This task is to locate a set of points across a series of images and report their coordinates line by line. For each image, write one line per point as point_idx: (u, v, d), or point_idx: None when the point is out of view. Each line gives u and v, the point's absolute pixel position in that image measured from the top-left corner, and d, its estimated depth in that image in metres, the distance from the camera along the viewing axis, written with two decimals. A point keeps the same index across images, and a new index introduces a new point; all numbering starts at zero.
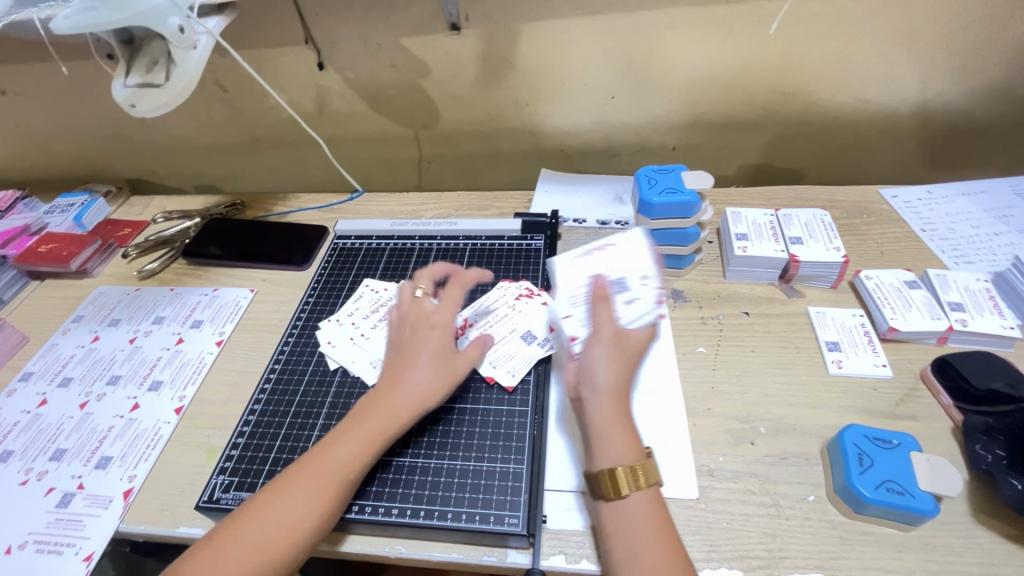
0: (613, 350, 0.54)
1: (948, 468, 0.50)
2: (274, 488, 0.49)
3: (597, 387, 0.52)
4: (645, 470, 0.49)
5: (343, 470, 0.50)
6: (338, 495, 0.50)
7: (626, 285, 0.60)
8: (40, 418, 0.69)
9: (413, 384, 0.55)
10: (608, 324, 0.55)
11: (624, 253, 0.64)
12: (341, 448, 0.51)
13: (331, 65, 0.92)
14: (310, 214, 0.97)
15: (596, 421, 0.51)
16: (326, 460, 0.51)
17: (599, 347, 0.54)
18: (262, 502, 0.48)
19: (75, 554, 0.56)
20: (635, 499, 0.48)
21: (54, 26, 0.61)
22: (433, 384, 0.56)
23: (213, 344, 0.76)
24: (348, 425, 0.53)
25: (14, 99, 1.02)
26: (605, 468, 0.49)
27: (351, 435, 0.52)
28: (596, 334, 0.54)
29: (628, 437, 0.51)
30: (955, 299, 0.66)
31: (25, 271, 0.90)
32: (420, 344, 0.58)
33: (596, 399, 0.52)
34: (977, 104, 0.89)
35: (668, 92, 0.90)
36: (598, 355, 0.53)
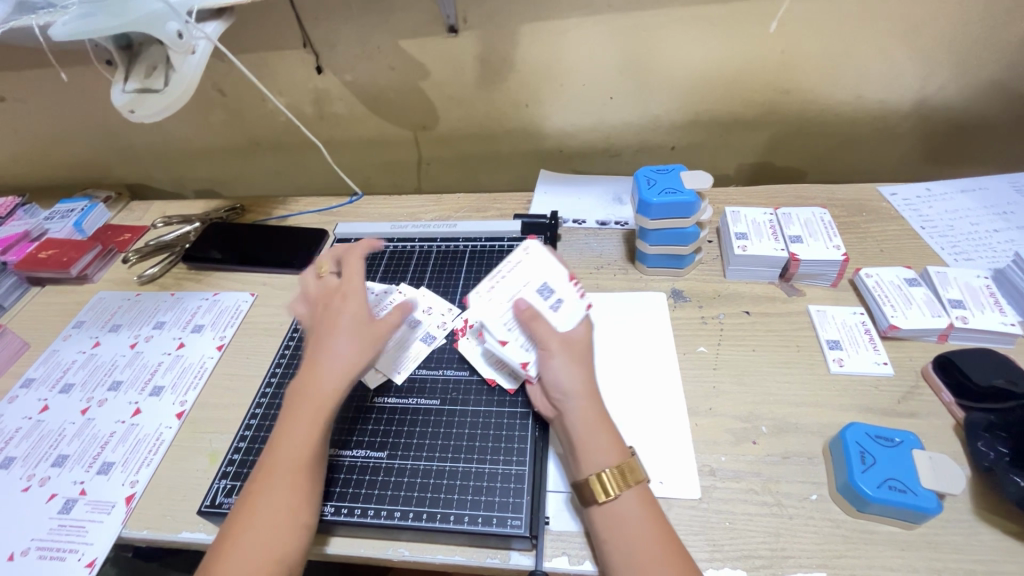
0: (569, 354, 0.56)
1: (951, 466, 0.50)
2: (243, 510, 0.48)
3: (570, 393, 0.54)
4: (632, 468, 0.50)
5: (298, 460, 0.51)
6: (301, 484, 0.50)
7: (551, 292, 0.60)
8: (42, 424, 0.69)
9: (342, 354, 0.55)
10: (553, 335, 0.56)
11: (534, 263, 0.63)
12: (288, 440, 0.52)
13: (329, 68, 0.92)
14: (310, 218, 0.97)
15: (579, 428, 0.52)
16: (276, 458, 0.51)
17: (554, 357, 0.55)
18: (235, 523, 0.48)
19: (78, 560, 0.56)
20: (626, 499, 0.49)
21: (55, 33, 0.61)
22: (360, 346, 0.56)
23: (214, 348, 0.76)
24: (286, 418, 0.53)
25: (13, 105, 1.02)
26: (592, 474, 0.50)
27: (289, 430, 0.52)
28: (546, 348, 0.56)
29: (608, 437, 0.52)
30: (956, 297, 0.66)
31: (26, 277, 0.90)
32: (337, 317, 0.58)
33: (573, 405, 0.53)
34: (976, 101, 0.89)
35: (666, 92, 0.90)
36: (555, 365, 0.55)
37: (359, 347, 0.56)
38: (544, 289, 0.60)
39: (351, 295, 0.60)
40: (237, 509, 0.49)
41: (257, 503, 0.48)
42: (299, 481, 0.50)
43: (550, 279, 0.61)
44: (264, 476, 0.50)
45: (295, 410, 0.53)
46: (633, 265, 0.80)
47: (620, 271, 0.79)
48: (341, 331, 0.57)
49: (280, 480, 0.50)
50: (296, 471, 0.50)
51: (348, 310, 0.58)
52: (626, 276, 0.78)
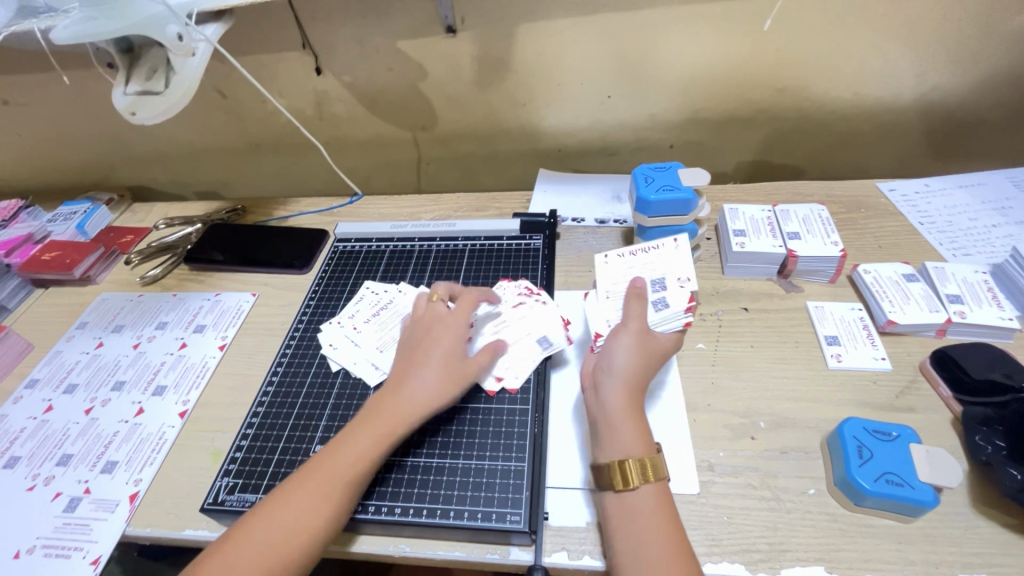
0: (637, 341, 0.57)
1: (948, 460, 0.50)
2: (278, 493, 0.50)
3: (615, 372, 0.55)
4: (654, 464, 0.50)
5: (352, 474, 0.51)
6: (343, 499, 0.50)
7: (664, 285, 0.61)
8: (46, 424, 0.70)
9: (413, 386, 0.56)
10: (638, 319, 0.57)
11: (665, 257, 0.64)
12: (351, 448, 0.53)
13: (329, 69, 0.92)
14: (311, 218, 0.98)
15: (610, 407, 0.54)
16: (332, 466, 0.51)
17: (625, 335, 0.56)
18: (266, 508, 0.49)
19: (82, 558, 0.56)
20: (642, 492, 0.49)
21: (56, 36, 0.62)
22: (440, 387, 0.57)
23: (216, 348, 0.76)
24: (359, 424, 0.54)
25: (16, 109, 1.03)
26: (613, 459, 0.51)
27: (356, 440, 0.53)
28: (624, 325, 0.57)
29: (637, 430, 0.53)
30: (953, 292, 0.66)
31: (30, 279, 0.91)
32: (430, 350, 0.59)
33: (612, 383, 0.55)
34: (974, 96, 0.89)
35: (664, 90, 0.91)
36: (622, 342, 0.56)
37: (437, 386, 0.57)
38: (658, 284, 0.62)
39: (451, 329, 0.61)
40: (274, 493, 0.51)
41: (293, 499, 0.49)
42: (342, 496, 0.50)
43: (672, 274, 0.62)
44: (309, 475, 0.51)
45: (370, 425, 0.54)
46: None
47: None
48: (426, 366, 0.58)
49: (326, 488, 0.50)
50: (343, 484, 0.51)
51: (439, 350, 0.59)
52: None
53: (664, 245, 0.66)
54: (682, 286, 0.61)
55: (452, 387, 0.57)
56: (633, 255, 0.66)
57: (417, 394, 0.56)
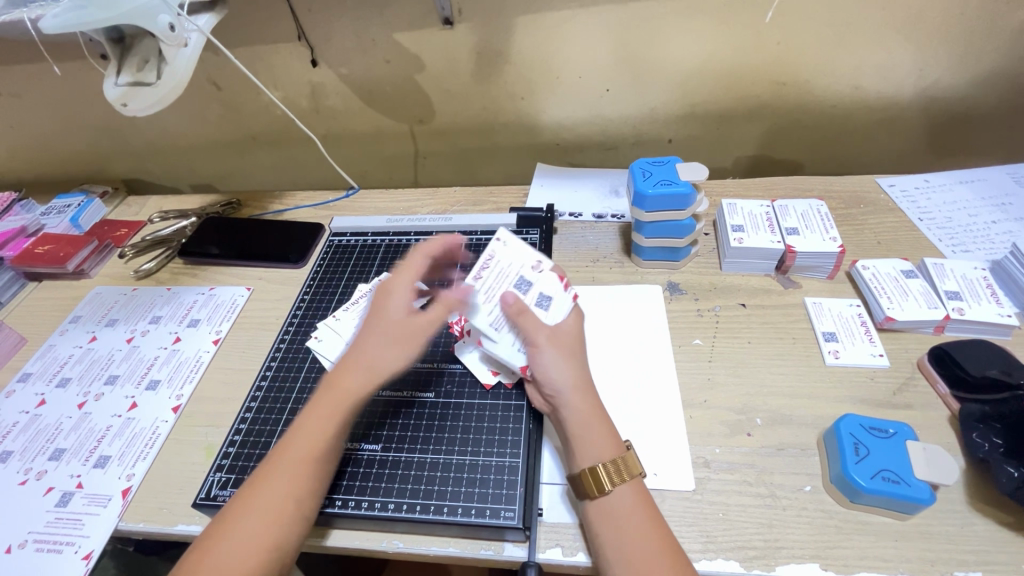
0: (557, 350, 0.56)
1: (945, 457, 0.50)
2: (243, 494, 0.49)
3: (562, 392, 0.54)
4: (626, 463, 0.50)
5: (308, 452, 0.51)
6: (312, 477, 0.50)
7: (527, 283, 0.61)
8: (39, 419, 0.69)
9: (377, 353, 0.55)
10: (541, 329, 0.56)
11: (511, 251, 0.64)
12: (308, 429, 0.52)
13: (324, 61, 0.91)
14: (306, 212, 0.97)
15: (571, 421, 0.53)
16: (293, 447, 0.51)
17: (543, 353, 0.55)
18: (242, 500, 0.48)
19: (74, 553, 0.56)
20: (620, 492, 0.49)
21: (45, 25, 0.60)
22: (399, 351, 0.55)
23: (210, 342, 0.76)
24: (310, 405, 0.53)
25: (9, 100, 1.02)
26: (585, 466, 0.50)
27: (309, 420, 0.52)
28: (534, 343, 0.56)
29: (603, 431, 0.52)
30: (952, 288, 0.65)
31: (23, 273, 0.90)
32: (386, 315, 0.57)
33: (567, 401, 0.53)
34: (976, 91, 0.88)
35: (663, 83, 0.90)
36: (545, 362, 0.55)
37: (387, 350, 0.54)
38: (522, 282, 0.61)
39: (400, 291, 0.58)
40: (246, 484, 0.50)
41: (262, 486, 0.49)
42: (308, 475, 0.50)
43: (525, 267, 0.62)
44: (276, 462, 0.50)
45: (323, 403, 0.53)
46: (629, 257, 0.79)
47: (616, 263, 0.79)
48: (378, 332, 0.56)
49: (292, 471, 0.50)
50: (306, 463, 0.50)
51: (392, 311, 0.57)
52: (622, 269, 0.78)
53: (494, 249, 0.63)
54: (541, 271, 0.62)
55: (410, 348, 0.55)
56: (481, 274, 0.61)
57: (367, 356, 0.54)
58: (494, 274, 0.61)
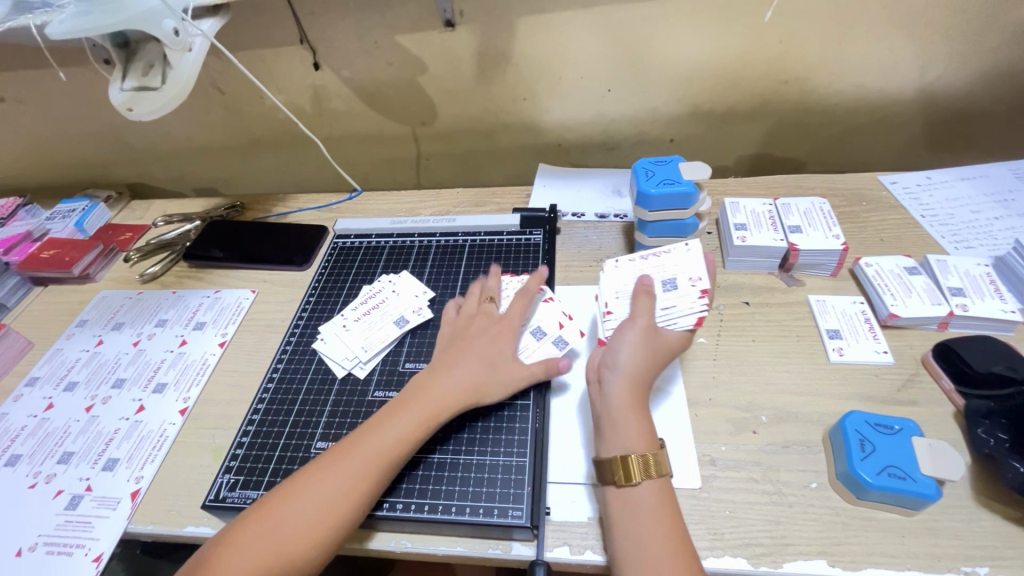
0: (642, 339, 0.56)
1: (950, 453, 0.50)
2: (320, 468, 0.52)
3: (620, 371, 0.55)
4: (656, 461, 0.50)
5: (392, 452, 0.53)
6: (380, 477, 0.52)
7: (676, 284, 0.60)
8: (47, 422, 0.69)
9: (473, 384, 0.58)
10: (645, 314, 0.57)
11: (398, 288, 0.75)
12: (394, 429, 0.54)
13: (327, 64, 0.92)
14: (310, 215, 0.98)
15: (614, 402, 0.54)
16: (375, 440, 0.53)
17: (630, 330, 0.56)
18: (309, 479, 0.51)
19: (84, 555, 0.56)
20: (645, 487, 0.49)
21: (50, 32, 0.60)
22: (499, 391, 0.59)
23: (216, 345, 0.76)
24: (404, 405, 0.56)
25: (14, 106, 1.03)
26: (617, 454, 0.51)
27: (400, 421, 0.55)
28: (630, 319, 0.57)
29: (642, 425, 0.53)
30: (956, 284, 0.66)
31: (29, 277, 0.91)
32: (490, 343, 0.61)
33: (614, 381, 0.54)
34: (977, 88, 0.88)
35: (664, 83, 0.90)
36: (627, 338, 0.56)
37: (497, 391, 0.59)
38: (400, 320, 0.71)
39: (502, 334, 0.62)
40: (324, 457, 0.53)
41: (337, 470, 0.51)
42: (386, 471, 0.52)
43: (683, 275, 0.61)
44: (350, 450, 0.53)
45: (411, 408, 0.56)
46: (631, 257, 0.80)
47: None
48: (460, 362, 0.59)
49: (373, 462, 0.52)
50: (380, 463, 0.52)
51: (501, 354, 0.60)
52: None
53: (673, 249, 0.64)
54: (694, 285, 0.60)
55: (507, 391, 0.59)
56: (366, 314, 0.72)
57: (469, 380, 0.58)
58: (655, 264, 0.63)
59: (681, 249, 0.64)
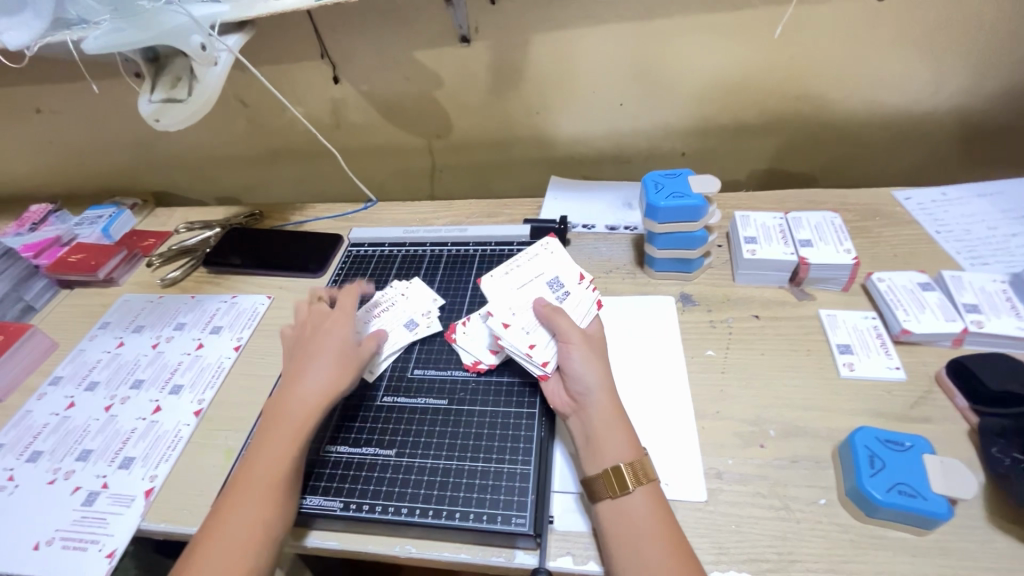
0: (588, 348, 0.58)
1: (963, 471, 0.49)
2: (214, 523, 0.51)
3: (591, 387, 0.55)
4: (643, 467, 0.51)
5: (272, 473, 0.53)
6: (272, 502, 0.52)
7: (566, 290, 0.64)
8: (68, 420, 0.72)
9: (313, 375, 0.58)
10: (573, 329, 0.59)
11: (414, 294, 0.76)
12: (269, 452, 0.54)
13: (345, 78, 0.95)
14: (325, 223, 1.00)
15: (596, 421, 0.54)
16: (254, 472, 0.53)
17: (575, 350, 0.57)
18: (212, 531, 0.50)
19: (98, 551, 0.58)
20: (637, 496, 0.49)
21: (86, 47, 0.65)
22: (341, 371, 0.60)
23: (231, 348, 0.78)
24: (265, 431, 0.56)
25: (49, 117, 1.07)
26: (607, 467, 0.51)
27: (270, 443, 0.55)
28: (566, 340, 0.58)
29: (626, 435, 0.53)
30: (970, 301, 0.65)
31: (56, 280, 0.94)
32: (310, 333, 0.63)
33: (595, 400, 0.55)
34: (996, 104, 0.87)
35: (676, 97, 0.91)
36: (577, 357, 0.57)
37: (338, 370, 0.60)
38: (409, 323, 0.72)
39: (319, 319, 0.64)
40: (215, 511, 0.52)
41: (228, 514, 0.51)
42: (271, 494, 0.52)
43: (565, 275, 0.66)
44: (241, 489, 0.52)
45: (275, 429, 0.55)
46: (641, 269, 0.80)
47: (628, 274, 0.79)
48: (319, 360, 0.60)
49: (256, 494, 0.52)
50: (270, 483, 0.52)
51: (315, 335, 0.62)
52: (635, 280, 0.78)
53: (539, 253, 0.69)
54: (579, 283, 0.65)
55: (347, 370, 0.60)
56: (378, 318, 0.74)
57: (310, 376, 0.58)
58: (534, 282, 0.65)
59: (545, 253, 0.69)
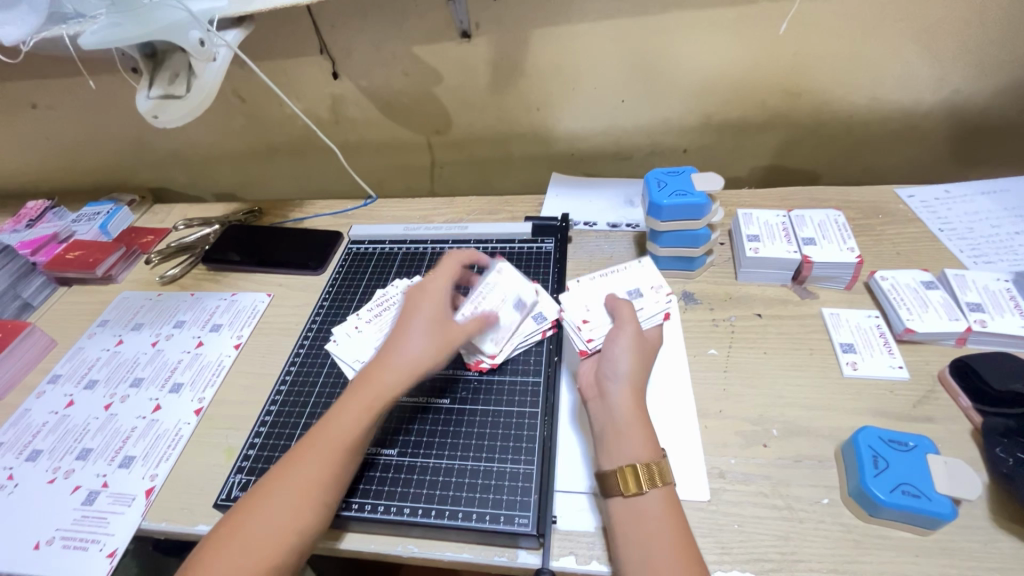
0: (634, 343, 0.60)
1: (967, 471, 0.49)
2: (270, 479, 0.50)
3: (617, 377, 0.57)
4: (661, 470, 0.50)
5: (342, 442, 0.52)
6: (332, 471, 0.51)
7: (639, 292, 0.67)
8: (67, 419, 0.71)
9: (406, 351, 0.57)
10: (634, 322, 0.62)
11: None
12: (342, 418, 0.53)
13: (345, 74, 0.94)
14: (325, 220, 0.99)
15: (618, 411, 0.55)
16: (328, 434, 0.53)
17: (622, 337, 0.60)
18: (265, 486, 0.50)
19: (99, 550, 0.58)
20: (652, 496, 0.49)
21: (82, 42, 0.64)
22: (431, 350, 0.57)
23: (231, 346, 0.78)
24: (346, 396, 0.55)
25: (45, 112, 1.06)
26: (622, 464, 0.51)
27: (345, 409, 0.54)
28: (620, 327, 0.61)
29: (645, 436, 0.53)
30: (974, 300, 0.64)
31: (54, 277, 0.93)
32: (424, 307, 0.60)
33: (618, 390, 0.56)
34: (1000, 101, 0.87)
35: (678, 94, 0.90)
36: (620, 345, 0.59)
37: (430, 347, 0.57)
38: None
39: (430, 297, 0.62)
40: (276, 467, 0.52)
41: (286, 473, 0.50)
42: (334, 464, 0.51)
43: (645, 285, 0.68)
44: (308, 447, 0.52)
45: (359, 393, 0.55)
46: None
47: None
48: (415, 328, 0.59)
49: (321, 457, 0.51)
50: (337, 453, 0.52)
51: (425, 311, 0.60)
52: None
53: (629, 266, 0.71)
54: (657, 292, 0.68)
55: (441, 350, 0.57)
56: (379, 315, 0.74)
57: (401, 351, 0.57)
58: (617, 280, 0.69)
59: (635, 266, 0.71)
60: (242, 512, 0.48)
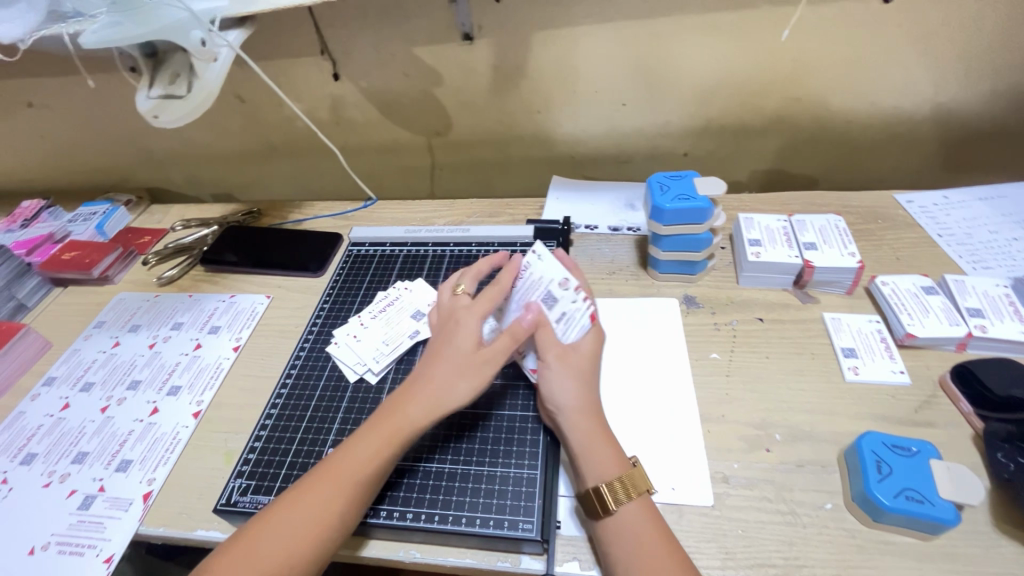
0: (568, 367, 0.57)
1: (969, 476, 0.49)
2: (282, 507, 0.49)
3: (563, 408, 0.56)
4: (633, 480, 0.51)
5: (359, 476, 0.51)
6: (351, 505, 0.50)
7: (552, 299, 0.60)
8: (63, 422, 0.70)
9: (441, 380, 0.55)
10: (552, 346, 0.58)
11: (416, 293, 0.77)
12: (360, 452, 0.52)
13: (346, 75, 0.93)
14: (325, 222, 0.99)
15: (574, 440, 0.54)
16: (344, 467, 0.51)
17: (550, 369, 0.57)
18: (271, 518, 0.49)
19: (96, 556, 0.57)
20: (628, 510, 0.49)
21: (83, 41, 0.63)
22: (464, 379, 0.55)
23: (229, 349, 0.77)
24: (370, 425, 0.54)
25: (42, 111, 1.05)
26: (589, 485, 0.51)
27: (366, 442, 0.53)
28: (542, 359, 0.58)
29: (607, 452, 0.53)
30: (974, 305, 0.65)
31: (49, 278, 0.92)
32: (454, 336, 0.57)
33: (566, 418, 0.55)
34: (997, 109, 0.87)
35: (679, 98, 0.91)
36: (553, 376, 0.57)
37: (463, 379, 0.55)
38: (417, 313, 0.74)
39: (468, 321, 0.58)
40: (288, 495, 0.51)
41: (300, 503, 0.49)
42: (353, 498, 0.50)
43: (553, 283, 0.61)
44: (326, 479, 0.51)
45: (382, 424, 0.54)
46: (645, 270, 0.80)
47: (632, 276, 0.79)
48: (447, 359, 0.56)
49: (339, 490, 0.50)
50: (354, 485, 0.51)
51: (461, 340, 0.57)
52: (638, 282, 0.78)
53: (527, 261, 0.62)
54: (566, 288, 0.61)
55: (475, 379, 0.55)
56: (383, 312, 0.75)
57: (437, 381, 0.55)
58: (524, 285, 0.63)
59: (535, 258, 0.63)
60: (258, 526, 0.48)
